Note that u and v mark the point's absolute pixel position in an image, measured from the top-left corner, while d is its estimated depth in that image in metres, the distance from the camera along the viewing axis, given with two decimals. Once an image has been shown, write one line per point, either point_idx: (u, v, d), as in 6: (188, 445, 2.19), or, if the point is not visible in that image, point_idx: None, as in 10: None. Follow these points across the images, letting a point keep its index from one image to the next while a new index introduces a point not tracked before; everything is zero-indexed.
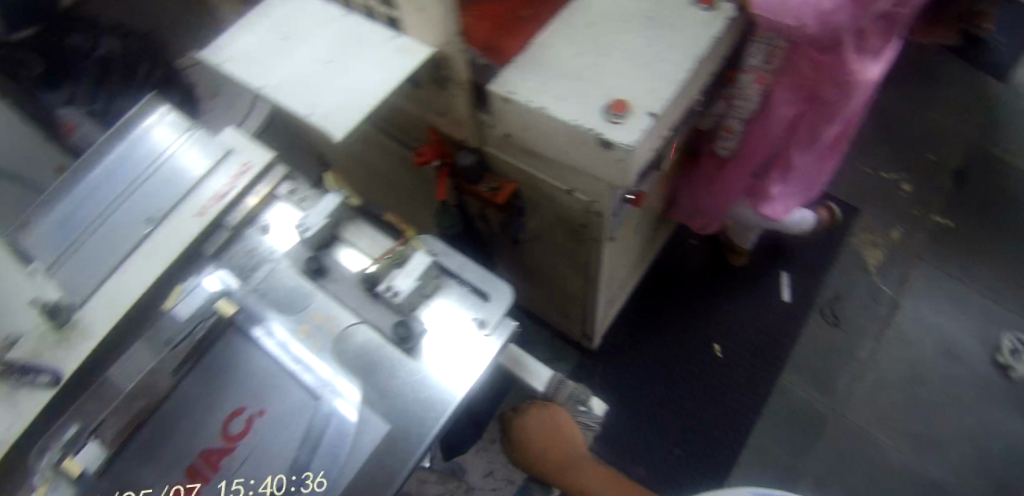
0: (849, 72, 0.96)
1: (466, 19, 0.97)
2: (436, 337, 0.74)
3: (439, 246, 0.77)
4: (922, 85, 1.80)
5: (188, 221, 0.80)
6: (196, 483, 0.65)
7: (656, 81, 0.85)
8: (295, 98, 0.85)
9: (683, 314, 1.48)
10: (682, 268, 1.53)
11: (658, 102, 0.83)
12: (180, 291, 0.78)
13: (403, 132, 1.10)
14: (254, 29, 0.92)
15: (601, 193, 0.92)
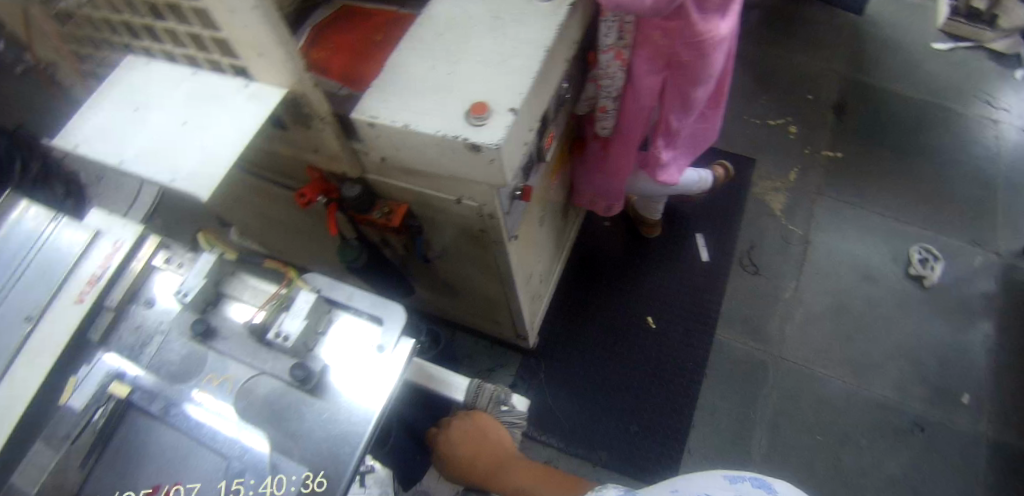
0: (696, 34, 0.97)
1: (322, 52, 1.00)
2: (340, 371, 0.72)
3: (324, 282, 0.75)
4: (782, 41, 2.00)
5: (67, 310, 0.76)
6: (195, 485, 0.66)
7: (511, 77, 0.85)
8: (153, 165, 0.82)
9: (613, 294, 1.54)
10: (603, 251, 1.60)
11: (516, 98, 0.83)
12: (72, 383, 0.73)
13: (288, 175, 1.09)
14: (106, 104, 0.90)
15: (487, 195, 0.92)
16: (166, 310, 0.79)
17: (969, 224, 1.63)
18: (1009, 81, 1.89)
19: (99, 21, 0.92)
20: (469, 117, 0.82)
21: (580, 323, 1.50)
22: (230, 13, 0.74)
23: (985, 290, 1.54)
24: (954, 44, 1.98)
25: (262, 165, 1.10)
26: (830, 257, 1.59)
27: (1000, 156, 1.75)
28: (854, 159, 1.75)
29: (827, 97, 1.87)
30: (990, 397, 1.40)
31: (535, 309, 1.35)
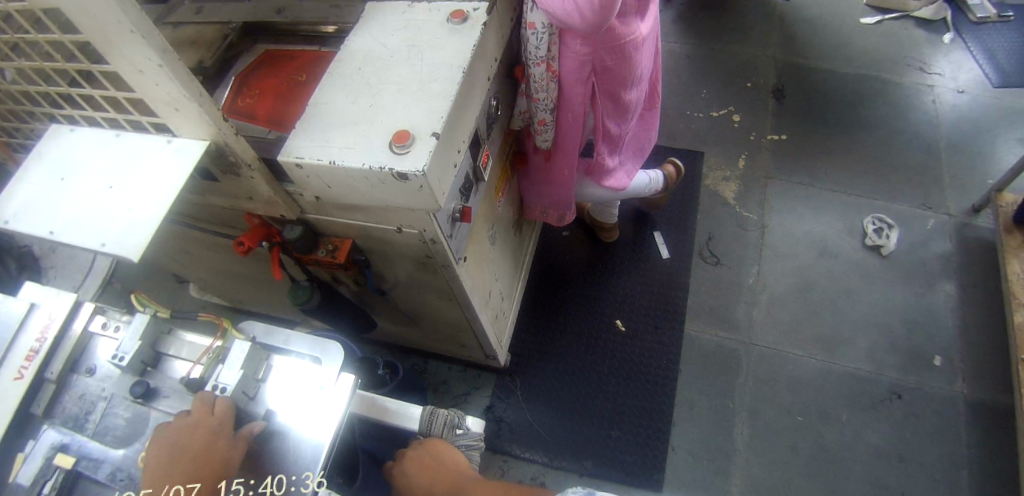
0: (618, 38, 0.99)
1: (247, 100, 1.03)
2: (283, 409, 0.69)
3: (259, 329, 0.75)
4: (715, 35, 2.06)
5: (6, 388, 0.72)
6: (196, 483, 0.62)
7: (430, 102, 0.86)
8: (83, 234, 0.81)
9: (580, 302, 1.55)
10: (564, 261, 1.62)
11: (437, 123, 0.84)
12: (20, 459, 0.70)
13: (231, 225, 1.09)
14: (33, 175, 0.88)
15: (424, 221, 0.92)
16: (108, 375, 0.75)
17: (919, 188, 1.67)
18: (939, 45, 1.94)
19: (15, 95, 0.91)
20: (392, 146, 0.82)
21: (550, 335, 1.51)
22: (139, 73, 0.75)
23: (943, 251, 1.56)
24: (881, 17, 2.04)
25: (205, 217, 1.10)
26: (788, 237, 1.61)
27: (939, 118, 1.79)
28: (801, 138, 1.79)
29: (766, 82, 1.91)
30: (961, 356, 1.41)
31: (500, 327, 1.35)
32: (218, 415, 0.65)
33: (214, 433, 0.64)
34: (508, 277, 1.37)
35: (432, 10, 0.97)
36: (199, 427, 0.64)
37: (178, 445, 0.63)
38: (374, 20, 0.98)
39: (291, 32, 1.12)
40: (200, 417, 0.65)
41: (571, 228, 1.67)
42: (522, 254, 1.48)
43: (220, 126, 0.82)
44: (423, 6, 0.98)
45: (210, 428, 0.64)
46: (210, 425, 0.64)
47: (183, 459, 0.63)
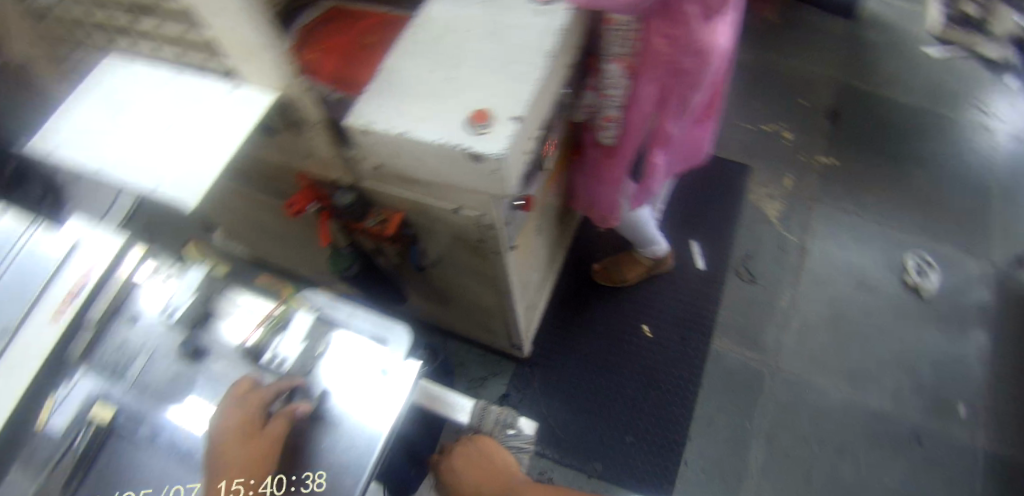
0: (701, 43, 0.94)
1: (312, 56, 0.98)
2: (343, 383, 0.66)
3: (322, 300, 0.72)
4: (775, 47, 2.01)
5: (42, 325, 0.67)
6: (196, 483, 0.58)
7: (514, 85, 0.83)
8: (135, 174, 0.76)
9: (608, 302, 1.53)
10: (597, 257, 1.58)
11: (520, 107, 0.80)
12: (53, 405, 0.70)
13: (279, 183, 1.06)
14: (84, 107, 0.83)
15: (487, 205, 0.89)
16: (155, 324, 0.75)
17: (965, 233, 1.64)
18: (1002, 89, 1.90)
19: (75, 18, 0.86)
20: (471, 125, 0.79)
21: (576, 332, 1.48)
22: (216, 13, 0.69)
23: (981, 300, 1.54)
24: (948, 51, 1.99)
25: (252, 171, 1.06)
26: (827, 264, 1.58)
27: (993, 163, 1.76)
28: (851, 165, 1.75)
29: (822, 103, 1.87)
30: (986, 408, 1.40)
31: (531, 317, 1.31)
32: (235, 392, 0.62)
33: (250, 418, 0.60)
34: (545, 271, 1.36)
35: None
36: (227, 429, 0.59)
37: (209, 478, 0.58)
38: None
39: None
40: (235, 419, 0.59)
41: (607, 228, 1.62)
42: (560, 246, 1.45)
43: None
44: None
45: (233, 411, 0.60)
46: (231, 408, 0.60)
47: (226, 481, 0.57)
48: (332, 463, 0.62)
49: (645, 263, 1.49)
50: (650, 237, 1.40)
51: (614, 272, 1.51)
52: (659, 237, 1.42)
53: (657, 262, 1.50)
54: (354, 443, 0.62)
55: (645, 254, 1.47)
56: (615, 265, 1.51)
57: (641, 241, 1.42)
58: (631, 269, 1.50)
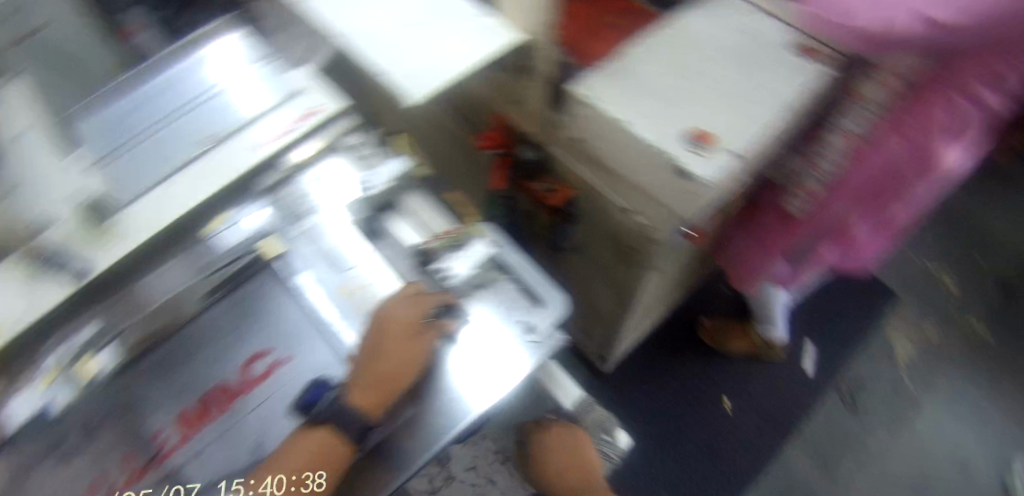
0: (937, 154, 0.89)
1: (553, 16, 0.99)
2: (476, 329, 0.72)
3: (500, 238, 0.76)
4: (985, 186, 1.82)
5: (240, 151, 0.75)
6: (171, 458, 0.69)
7: (743, 120, 0.82)
8: (369, 48, 0.76)
9: (703, 359, 1.54)
10: (710, 312, 1.57)
11: (742, 142, 0.80)
12: (228, 217, 0.77)
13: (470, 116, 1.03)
14: None
15: (662, 220, 0.91)
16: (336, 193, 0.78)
17: None
18: None
19: None
20: (690, 141, 0.81)
21: (661, 372, 1.52)
22: None
23: None
24: None
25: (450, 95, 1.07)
26: (932, 431, 1.48)
27: None
28: (1008, 343, 1.60)
29: (1004, 265, 1.71)
30: None
31: (631, 338, 1.32)
32: (409, 291, 0.69)
33: (412, 318, 0.66)
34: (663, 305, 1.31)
35: (780, 33, 0.90)
36: (390, 321, 0.66)
37: (363, 364, 0.65)
38: (719, 11, 0.92)
39: None
40: (402, 314, 0.66)
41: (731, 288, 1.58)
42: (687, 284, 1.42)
43: None
44: (772, 22, 0.91)
45: (403, 307, 0.67)
46: (401, 304, 0.67)
47: (381, 368, 0.65)
48: (458, 381, 0.69)
49: (754, 340, 1.46)
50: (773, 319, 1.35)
51: (720, 335, 1.49)
52: (781, 323, 1.38)
53: (766, 345, 1.47)
54: (482, 376, 0.69)
55: (760, 332, 1.44)
56: (722, 328, 1.49)
57: (762, 319, 1.38)
58: (738, 339, 1.47)
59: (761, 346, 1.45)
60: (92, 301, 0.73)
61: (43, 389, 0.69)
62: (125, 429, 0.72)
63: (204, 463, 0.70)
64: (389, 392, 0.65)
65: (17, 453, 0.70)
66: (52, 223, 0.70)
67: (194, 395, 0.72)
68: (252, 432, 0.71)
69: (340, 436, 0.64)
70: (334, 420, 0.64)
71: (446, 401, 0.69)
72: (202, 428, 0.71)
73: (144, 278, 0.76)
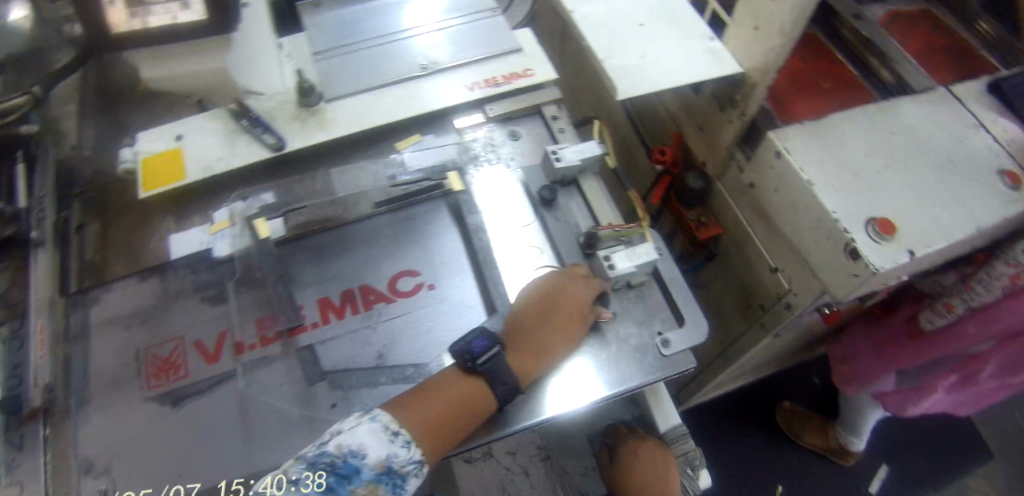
0: None
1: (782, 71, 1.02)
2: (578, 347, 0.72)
3: (664, 248, 0.77)
4: None
5: (451, 86, 0.85)
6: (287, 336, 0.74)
7: (930, 225, 0.80)
8: (598, 37, 0.90)
9: (770, 439, 1.43)
10: (793, 396, 1.46)
11: (924, 247, 0.78)
12: (415, 140, 0.84)
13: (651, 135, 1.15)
14: None
15: (806, 291, 0.90)
16: (527, 153, 0.83)
17: None
18: None
19: None
20: (871, 227, 0.79)
21: (721, 435, 1.43)
22: None
23: None
24: None
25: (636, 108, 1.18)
26: None
27: None
28: None
29: None
30: None
31: (713, 391, 1.33)
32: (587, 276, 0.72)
33: (586, 302, 0.70)
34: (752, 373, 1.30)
35: (991, 150, 0.87)
36: (563, 297, 0.69)
37: (523, 323, 0.69)
38: (938, 110, 0.90)
39: (842, 44, 1.05)
40: (579, 291, 0.70)
41: (823, 380, 1.48)
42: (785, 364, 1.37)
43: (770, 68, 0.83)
44: (987, 137, 0.88)
45: (583, 286, 0.71)
46: (581, 282, 0.71)
47: (540, 338, 0.68)
48: (579, 370, 0.71)
49: (829, 441, 1.36)
50: (858, 430, 1.28)
51: (795, 422, 1.40)
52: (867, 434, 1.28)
53: (841, 451, 1.35)
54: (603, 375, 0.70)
55: (840, 437, 1.33)
56: (802, 417, 1.40)
57: (847, 425, 1.29)
58: (812, 433, 1.38)
59: (834, 450, 1.35)
60: (284, 169, 0.84)
61: (211, 235, 0.80)
62: (266, 296, 0.76)
63: (329, 351, 0.72)
64: (544, 365, 0.68)
65: (177, 277, 0.80)
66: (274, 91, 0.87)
67: (340, 288, 0.76)
68: (380, 340, 0.73)
69: (492, 390, 0.65)
70: (492, 374, 0.65)
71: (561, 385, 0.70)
72: (343, 319, 0.74)
73: (333, 168, 0.84)
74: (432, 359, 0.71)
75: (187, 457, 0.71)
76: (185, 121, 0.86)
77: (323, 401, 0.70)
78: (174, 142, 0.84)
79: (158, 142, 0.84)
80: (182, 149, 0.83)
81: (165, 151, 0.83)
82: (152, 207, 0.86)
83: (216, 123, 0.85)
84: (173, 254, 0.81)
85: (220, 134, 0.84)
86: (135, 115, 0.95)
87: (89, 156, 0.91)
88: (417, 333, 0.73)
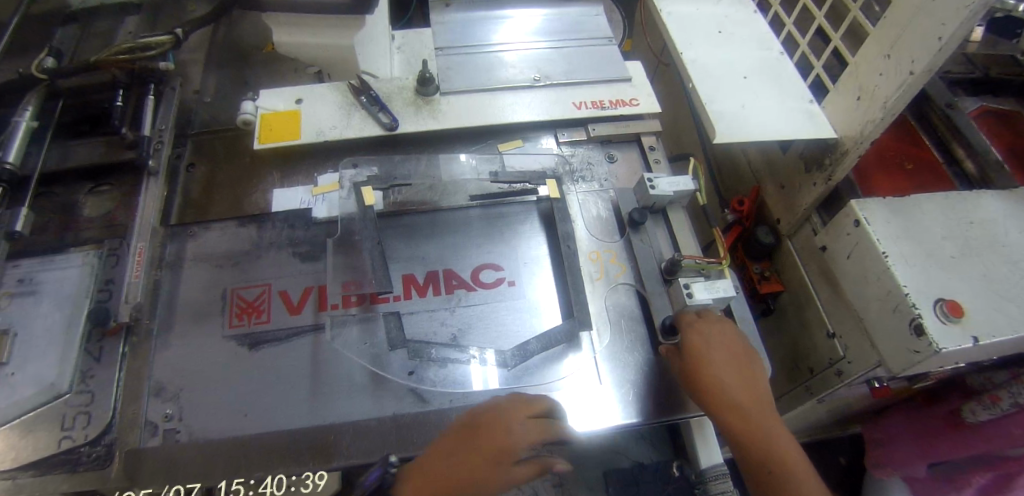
0: None
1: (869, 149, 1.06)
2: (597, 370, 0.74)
3: (739, 289, 0.79)
4: None
5: (562, 100, 0.90)
6: (369, 301, 0.77)
7: (998, 316, 0.82)
8: (704, 84, 0.95)
9: None
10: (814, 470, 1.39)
11: (989, 336, 0.80)
12: (517, 145, 0.90)
13: (729, 187, 1.20)
14: (701, 13, 1.06)
15: (862, 361, 0.91)
16: (622, 177, 0.88)
17: None
18: None
19: None
20: (939, 308, 0.81)
21: None
22: (884, 58, 0.83)
23: None
24: None
25: (716, 159, 1.23)
26: None
27: None
28: None
29: None
30: None
31: None
32: (530, 421, 0.64)
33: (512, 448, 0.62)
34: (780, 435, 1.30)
35: None
36: (486, 434, 0.63)
37: (439, 451, 0.63)
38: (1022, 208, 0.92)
39: (932, 131, 1.07)
40: (508, 433, 0.63)
41: (851, 462, 1.41)
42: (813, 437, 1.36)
43: (863, 138, 0.86)
44: None
45: (512, 428, 0.63)
46: (517, 421, 0.64)
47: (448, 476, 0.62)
48: (647, 386, 0.73)
49: None
50: None
51: None
52: None
53: None
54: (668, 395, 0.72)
55: None
56: None
57: None
58: None
59: None
60: (391, 148, 0.90)
61: (313, 196, 0.86)
62: (353, 262, 0.79)
63: (409, 324, 0.76)
64: None
65: (273, 228, 0.84)
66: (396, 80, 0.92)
67: (425, 267, 0.79)
68: (457, 322, 0.76)
69: None
70: None
71: (627, 398, 0.72)
72: (424, 296, 0.77)
73: (438, 156, 0.88)
74: (502, 349, 0.74)
75: (252, 399, 0.73)
76: (308, 87, 0.92)
77: (397, 368, 0.74)
78: (293, 104, 0.90)
79: (279, 101, 0.91)
80: (300, 112, 0.89)
81: (285, 111, 0.89)
82: (259, 161, 0.92)
83: (337, 95, 0.91)
84: (274, 207, 0.86)
85: (338, 106, 0.90)
86: (260, 76, 1.04)
87: (207, 102, 1.00)
88: (493, 323, 0.76)
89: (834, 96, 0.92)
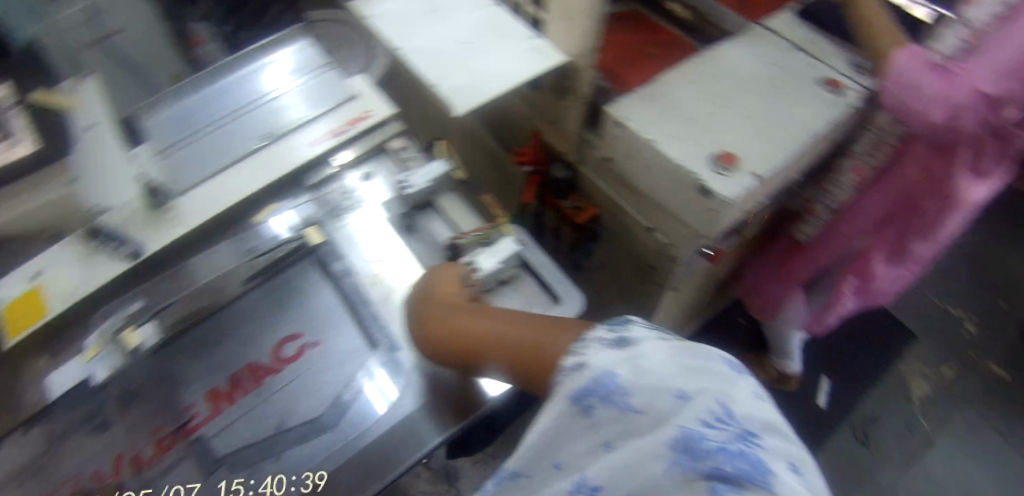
0: (956, 189, 0.95)
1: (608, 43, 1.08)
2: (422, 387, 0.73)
3: (527, 237, 0.78)
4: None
5: (298, 146, 0.87)
6: (181, 434, 0.72)
7: (766, 146, 0.87)
8: (428, 66, 0.89)
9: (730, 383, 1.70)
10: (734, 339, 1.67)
11: (764, 169, 0.84)
12: (274, 208, 0.85)
13: (508, 138, 1.23)
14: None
15: (683, 240, 0.95)
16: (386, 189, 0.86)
17: None
18: None
19: None
20: (715, 163, 0.84)
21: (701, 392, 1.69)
22: None
23: None
24: None
25: (495, 127, 1.25)
26: None
27: None
28: None
29: None
30: None
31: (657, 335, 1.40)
32: None
33: None
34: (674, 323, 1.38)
35: (809, 65, 0.96)
36: None
37: None
38: (750, 45, 0.99)
39: (665, 12, 1.13)
40: None
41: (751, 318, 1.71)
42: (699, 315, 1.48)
43: (588, 46, 0.88)
44: (805, 57, 0.97)
45: None
46: None
47: None
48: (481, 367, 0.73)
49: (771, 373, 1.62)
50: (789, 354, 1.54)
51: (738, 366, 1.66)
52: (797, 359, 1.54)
53: (781, 379, 1.63)
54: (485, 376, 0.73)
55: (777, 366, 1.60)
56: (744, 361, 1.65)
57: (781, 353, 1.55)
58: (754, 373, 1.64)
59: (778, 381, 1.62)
60: (150, 273, 0.82)
61: (88, 361, 0.75)
62: (156, 406, 0.74)
63: (224, 439, 0.71)
64: None
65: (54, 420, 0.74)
66: (120, 205, 0.83)
67: (225, 374, 0.75)
68: (277, 410, 0.72)
69: None
70: None
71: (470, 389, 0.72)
72: (233, 403, 0.73)
73: (195, 258, 0.83)
74: (323, 413, 0.71)
75: None
76: (36, 257, 0.83)
77: (223, 489, 0.68)
78: (32, 281, 0.81)
79: (13, 286, 0.81)
80: (42, 286, 0.80)
81: (21, 295, 0.80)
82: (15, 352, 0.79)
83: (67, 249, 0.82)
84: (53, 395, 0.74)
85: (76, 259, 0.81)
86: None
87: None
88: (307, 391, 0.73)
89: (550, 23, 0.91)
